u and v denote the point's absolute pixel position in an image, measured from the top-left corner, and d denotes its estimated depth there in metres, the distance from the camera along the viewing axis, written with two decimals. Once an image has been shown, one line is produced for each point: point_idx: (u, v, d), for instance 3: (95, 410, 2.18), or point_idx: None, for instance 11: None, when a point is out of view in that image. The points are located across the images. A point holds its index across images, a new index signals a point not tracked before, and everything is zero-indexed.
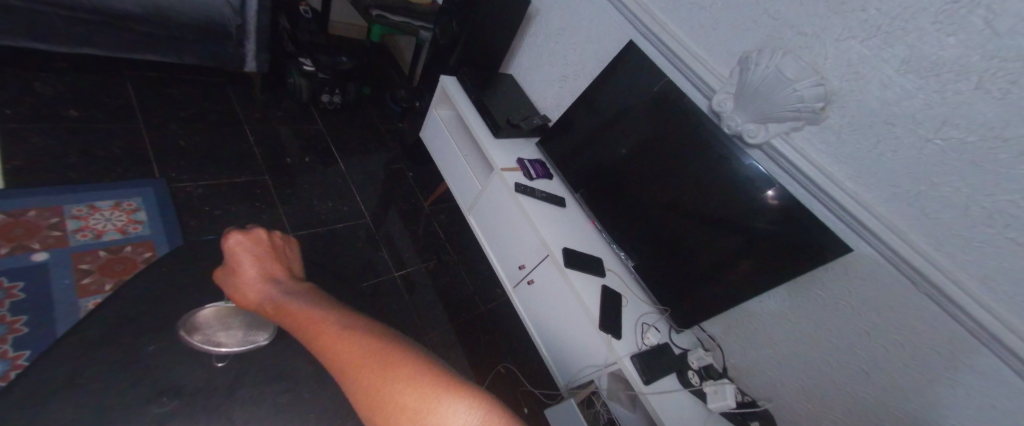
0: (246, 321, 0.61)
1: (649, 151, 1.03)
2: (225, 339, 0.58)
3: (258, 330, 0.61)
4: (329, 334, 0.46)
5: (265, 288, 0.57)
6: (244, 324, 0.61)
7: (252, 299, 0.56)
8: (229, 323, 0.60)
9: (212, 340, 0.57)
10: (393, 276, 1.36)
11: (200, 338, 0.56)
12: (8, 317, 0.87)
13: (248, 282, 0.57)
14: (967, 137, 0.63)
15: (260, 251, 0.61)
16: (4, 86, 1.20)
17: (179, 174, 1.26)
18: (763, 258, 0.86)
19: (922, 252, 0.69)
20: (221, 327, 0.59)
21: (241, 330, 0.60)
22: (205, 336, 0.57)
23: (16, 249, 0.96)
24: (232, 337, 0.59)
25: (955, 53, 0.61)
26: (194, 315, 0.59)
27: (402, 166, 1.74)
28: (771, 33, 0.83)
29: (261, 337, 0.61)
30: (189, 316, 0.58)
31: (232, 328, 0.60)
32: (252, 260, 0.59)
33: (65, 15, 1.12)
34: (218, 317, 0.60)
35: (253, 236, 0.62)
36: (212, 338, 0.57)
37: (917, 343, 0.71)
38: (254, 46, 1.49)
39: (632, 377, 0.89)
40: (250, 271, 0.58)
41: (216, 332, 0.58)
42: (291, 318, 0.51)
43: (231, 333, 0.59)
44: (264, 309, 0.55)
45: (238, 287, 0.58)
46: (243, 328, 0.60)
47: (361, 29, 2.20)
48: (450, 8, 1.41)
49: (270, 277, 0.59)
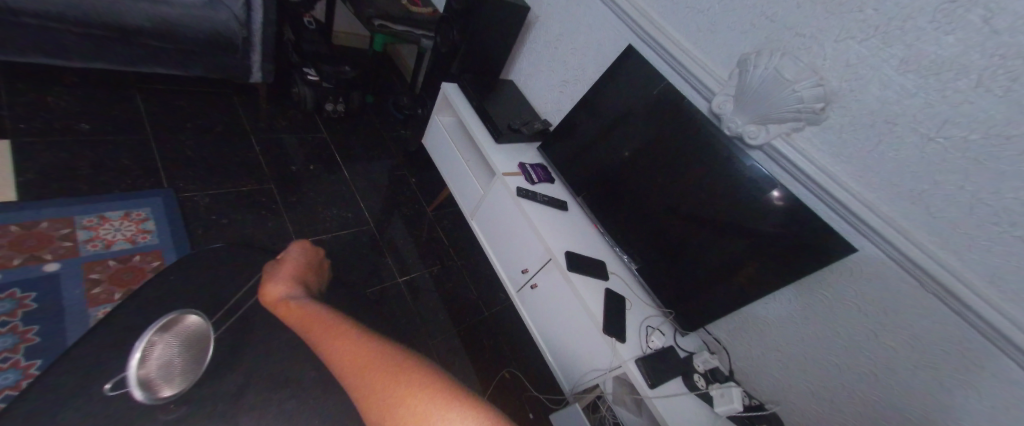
0: (179, 365, 0.53)
1: (650, 154, 1.04)
2: (150, 361, 0.50)
3: (165, 383, 0.51)
4: (342, 345, 0.47)
5: (293, 286, 0.62)
6: (175, 366, 0.52)
7: (276, 290, 0.60)
8: (175, 351, 0.53)
9: (150, 350, 0.50)
10: (397, 282, 1.37)
11: (153, 341, 0.51)
12: (21, 327, 0.88)
13: (282, 277, 0.63)
14: (970, 135, 0.62)
15: (307, 261, 0.70)
16: (19, 102, 1.24)
17: (187, 184, 1.28)
18: (767, 259, 0.85)
19: (928, 251, 0.68)
20: (168, 346, 0.52)
21: (165, 369, 0.51)
22: (156, 342, 0.51)
23: (28, 260, 0.97)
24: (153, 366, 0.50)
25: (954, 51, 0.61)
26: (179, 317, 0.55)
27: (405, 172, 1.76)
28: (769, 35, 0.83)
29: (154, 395, 0.49)
30: (180, 317, 0.55)
31: (168, 359, 0.52)
32: (297, 264, 0.68)
33: (76, 31, 1.15)
34: (181, 336, 0.54)
35: (310, 252, 0.72)
36: (153, 348, 0.51)
37: (926, 343, 0.70)
38: (260, 58, 1.52)
39: (638, 381, 0.88)
40: (289, 270, 0.65)
41: (161, 346, 0.51)
42: (305, 326, 0.53)
43: (160, 360, 0.51)
44: (282, 302, 0.59)
45: (269, 278, 0.63)
46: (169, 369, 0.52)
47: (364, 38, 2.24)
48: (450, 17, 1.43)
49: (300, 282, 0.65)
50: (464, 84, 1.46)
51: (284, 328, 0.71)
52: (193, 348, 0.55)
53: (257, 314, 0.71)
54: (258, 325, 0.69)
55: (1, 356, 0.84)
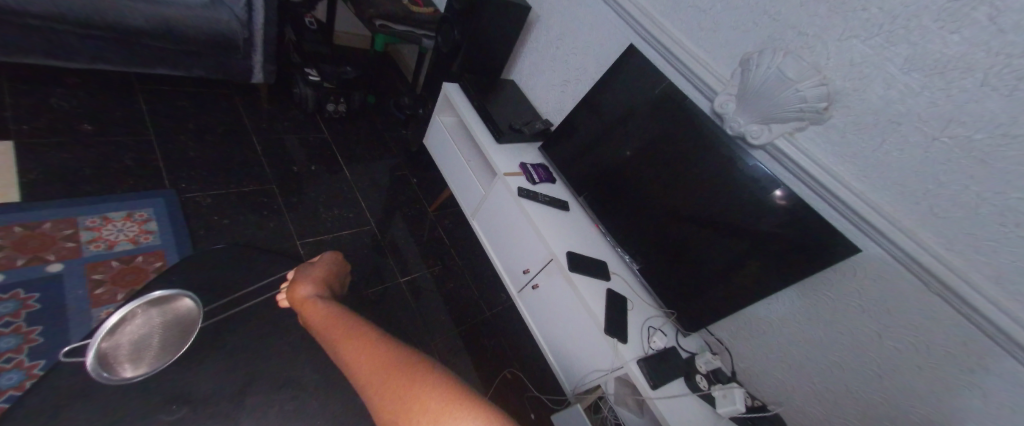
0: (150, 346, 0.52)
1: (651, 154, 1.03)
2: (122, 334, 0.51)
3: (124, 362, 0.50)
4: (361, 347, 0.48)
5: (320, 287, 0.64)
6: (142, 347, 0.51)
7: (304, 289, 0.62)
8: (150, 330, 0.53)
9: (126, 323, 0.52)
10: (399, 282, 1.37)
11: (134, 315, 0.52)
12: (24, 327, 0.89)
13: (311, 277, 0.66)
14: (974, 135, 0.62)
15: (337, 266, 0.72)
16: (22, 103, 1.24)
17: (189, 185, 1.29)
18: (769, 259, 0.85)
19: (931, 251, 0.67)
20: (145, 322, 0.53)
21: (132, 346, 0.51)
22: (133, 316, 0.52)
23: (32, 261, 0.98)
24: (123, 339, 0.51)
25: (959, 50, 0.61)
26: (171, 296, 0.56)
27: (406, 173, 1.76)
28: (771, 34, 0.82)
29: (109, 373, 0.49)
30: (170, 299, 0.56)
31: (138, 337, 0.52)
32: (328, 267, 0.70)
33: (78, 32, 1.15)
34: (164, 316, 0.54)
35: (341, 257, 0.75)
36: (129, 322, 0.52)
37: (931, 345, 0.69)
38: (261, 58, 1.52)
39: (639, 382, 0.88)
40: (319, 273, 0.67)
41: (137, 321, 0.52)
42: (326, 327, 0.54)
43: (131, 336, 0.51)
44: (309, 300, 0.61)
45: (299, 277, 0.66)
46: (136, 347, 0.51)
47: (365, 38, 2.24)
48: (451, 16, 1.43)
49: (327, 285, 0.67)
50: (465, 83, 1.45)
51: (285, 329, 0.71)
52: (168, 332, 0.54)
53: (258, 314, 0.71)
54: (259, 326, 0.69)
55: (5, 356, 0.84)
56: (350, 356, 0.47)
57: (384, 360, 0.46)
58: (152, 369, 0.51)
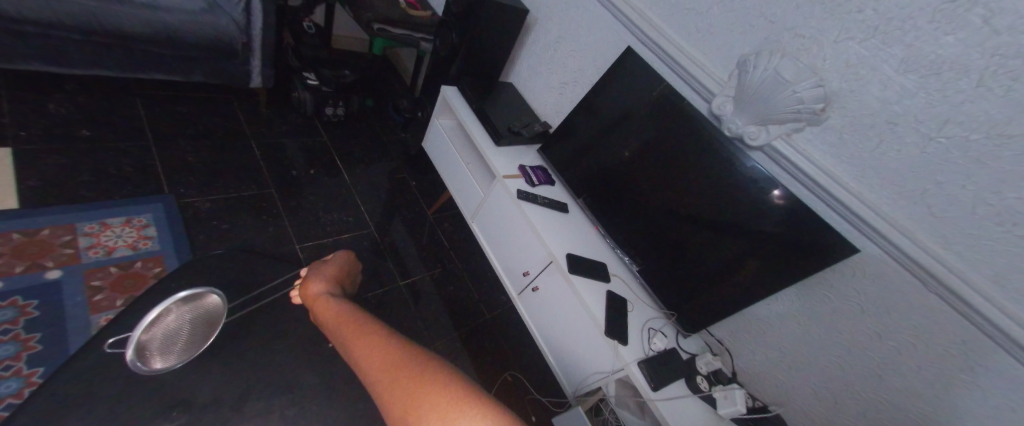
0: (180, 341, 0.58)
1: (650, 155, 1.04)
2: (157, 329, 0.56)
3: (158, 354, 0.56)
4: (371, 345, 0.51)
5: (331, 285, 0.68)
6: (174, 342, 0.58)
7: (316, 286, 0.66)
8: (182, 326, 0.58)
9: (162, 318, 0.56)
10: (399, 285, 1.36)
11: (169, 311, 0.57)
12: (23, 334, 0.88)
13: (323, 275, 0.70)
14: (970, 135, 0.62)
15: (348, 265, 0.76)
16: (21, 109, 1.24)
17: (188, 190, 1.29)
18: (767, 257, 0.85)
19: (928, 250, 0.68)
20: (178, 317, 0.58)
21: (165, 339, 0.57)
22: (169, 312, 0.57)
23: (30, 268, 0.98)
24: (157, 333, 0.56)
25: (954, 51, 0.61)
26: (201, 293, 0.61)
27: (405, 175, 1.76)
28: (768, 36, 0.83)
29: (144, 364, 0.55)
30: (198, 297, 0.61)
31: (173, 331, 0.57)
32: (340, 266, 0.74)
33: (77, 38, 1.15)
34: (196, 313, 0.60)
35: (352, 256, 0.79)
36: (165, 317, 0.57)
37: (929, 344, 0.70)
38: (260, 63, 1.52)
39: (641, 384, 0.88)
40: (331, 271, 0.71)
41: (172, 317, 0.57)
42: (337, 324, 0.58)
43: (166, 330, 0.57)
44: (320, 297, 0.64)
45: (310, 273, 0.70)
46: (168, 339, 0.57)
47: (363, 42, 2.24)
48: (449, 20, 1.43)
49: (338, 283, 0.71)
50: (464, 86, 1.46)
51: (285, 334, 0.71)
52: (196, 328, 0.60)
53: (258, 320, 0.71)
54: (258, 331, 0.69)
55: (4, 363, 0.84)
56: (360, 353, 0.50)
57: (392, 357, 0.48)
58: (182, 363, 0.58)
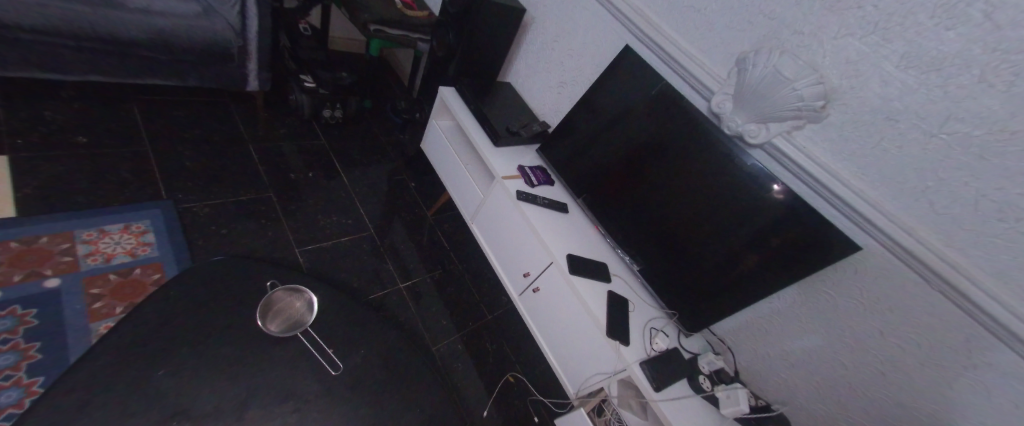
0: (285, 313, 0.81)
1: (650, 154, 1.03)
2: (303, 309, 0.83)
3: (291, 309, 0.82)
4: None
5: None
6: (288, 312, 0.82)
7: None
8: (296, 314, 0.82)
9: (305, 311, 0.83)
10: (399, 287, 1.36)
11: (301, 314, 0.83)
12: (22, 344, 0.88)
13: None
14: (973, 131, 0.61)
15: None
16: (16, 117, 1.24)
17: (186, 195, 1.28)
18: (769, 255, 0.85)
19: (932, 247, 0.67)
20: (295, 315, 0.82)
21: (297, 321, 0.81)
22: (305, 313, 0.83)
23: (29, 277, 0.97)
24: (302, 309, 0.83)
25: (955, 46, 0.60)
26: (297, 322, 0.81)
27: (404, 177, 1.76)
28: (767, 33, 0.82)
29: (292, 305, 0.83)
30: (295, 321, 0.81)
31: (296, 311, 0.83)
32: None
33: (72, 45, 1.14)
34: (293, 318, 0.82)
35: None
36: (305, 310, 0.83)
37: (932, 342, 0.69)
38: (256, 66, 1.52)
39: (643, 385, 0.87)
40: None
41: (303, 312, 0.83)
42: None
43: (298, 313, 0.82)
44: None
45: None
46: (293, 328, 0.80)
47: (360, 42, 2.23)
48: (445, 20, 1.43)
49: None
50: (461, 87, 1.45)
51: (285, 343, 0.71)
52: (287, 318, 0.81)
53: None
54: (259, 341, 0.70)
55: (4, 374, 0.83)
56: None
57: None
58: (274, 310, 0.80)
